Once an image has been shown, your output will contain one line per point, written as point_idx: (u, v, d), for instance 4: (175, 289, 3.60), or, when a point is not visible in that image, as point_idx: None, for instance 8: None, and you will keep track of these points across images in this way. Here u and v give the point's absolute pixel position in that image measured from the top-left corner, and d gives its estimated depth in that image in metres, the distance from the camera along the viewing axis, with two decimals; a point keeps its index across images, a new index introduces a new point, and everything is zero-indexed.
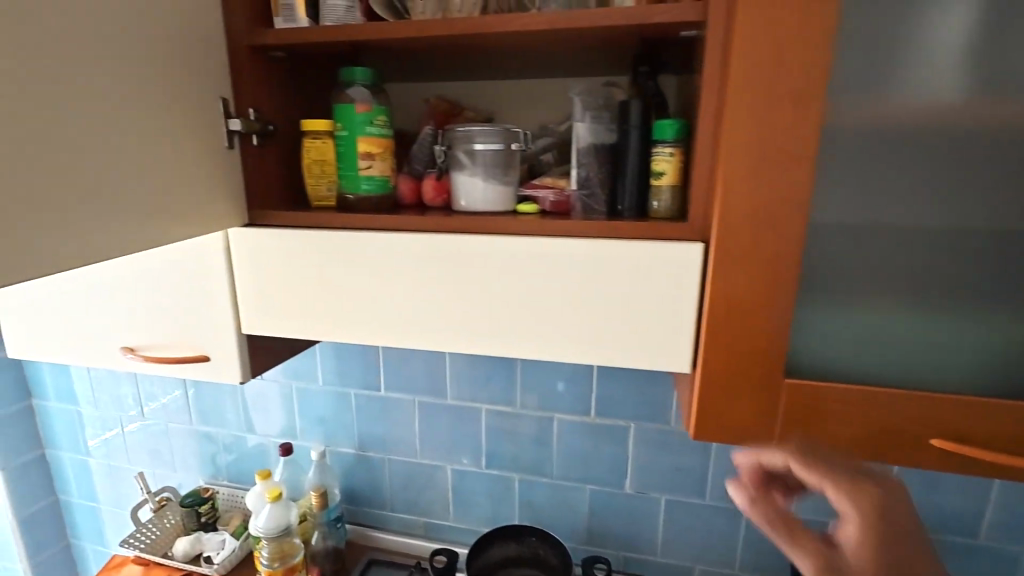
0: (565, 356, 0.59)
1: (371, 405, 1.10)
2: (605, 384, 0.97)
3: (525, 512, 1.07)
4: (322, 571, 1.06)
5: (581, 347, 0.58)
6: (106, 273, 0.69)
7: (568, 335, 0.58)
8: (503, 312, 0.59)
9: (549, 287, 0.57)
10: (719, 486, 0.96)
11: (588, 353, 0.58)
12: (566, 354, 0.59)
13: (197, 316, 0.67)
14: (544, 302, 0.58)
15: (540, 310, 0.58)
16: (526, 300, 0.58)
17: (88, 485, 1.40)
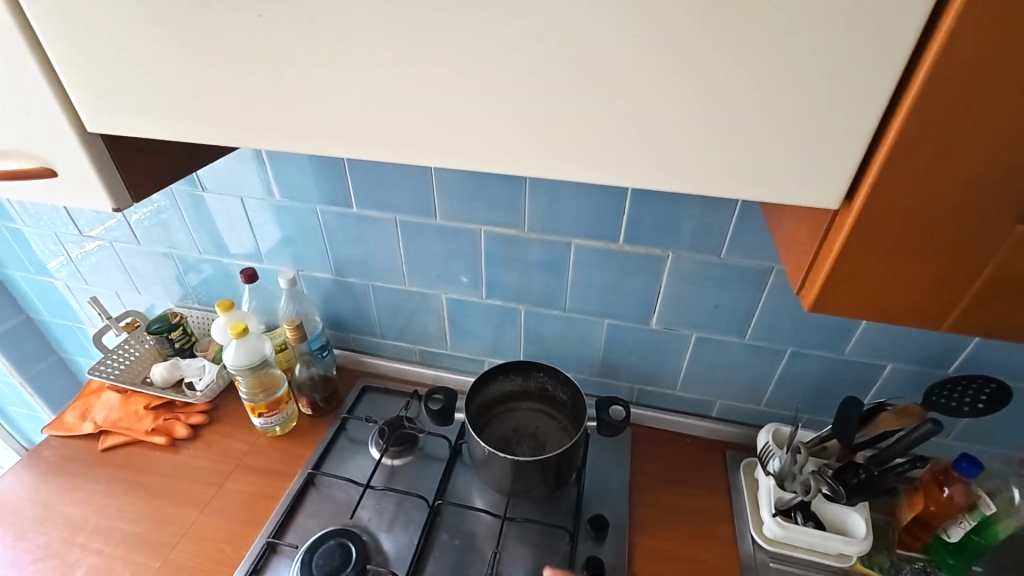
0: (610, 171, 0.39)
1: (343, 225, 0.89)
2: (641, 204, 0.74)
3: (533, 344, 0.95)
4: (312, 401, 0.96)
5: (636, 156, 0.38)
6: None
7: (619, 138, 0.37)
8: (511, 94, 0.37)
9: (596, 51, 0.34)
10: (766, 325, 0.80)
11: (646, 167, 0.38)
12: (614, 167, 0.38)
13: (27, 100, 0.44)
14: (583, 79, 0.35)
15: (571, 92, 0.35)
16: (552, 74, 0.35)
17: (55, 304, 1.29)
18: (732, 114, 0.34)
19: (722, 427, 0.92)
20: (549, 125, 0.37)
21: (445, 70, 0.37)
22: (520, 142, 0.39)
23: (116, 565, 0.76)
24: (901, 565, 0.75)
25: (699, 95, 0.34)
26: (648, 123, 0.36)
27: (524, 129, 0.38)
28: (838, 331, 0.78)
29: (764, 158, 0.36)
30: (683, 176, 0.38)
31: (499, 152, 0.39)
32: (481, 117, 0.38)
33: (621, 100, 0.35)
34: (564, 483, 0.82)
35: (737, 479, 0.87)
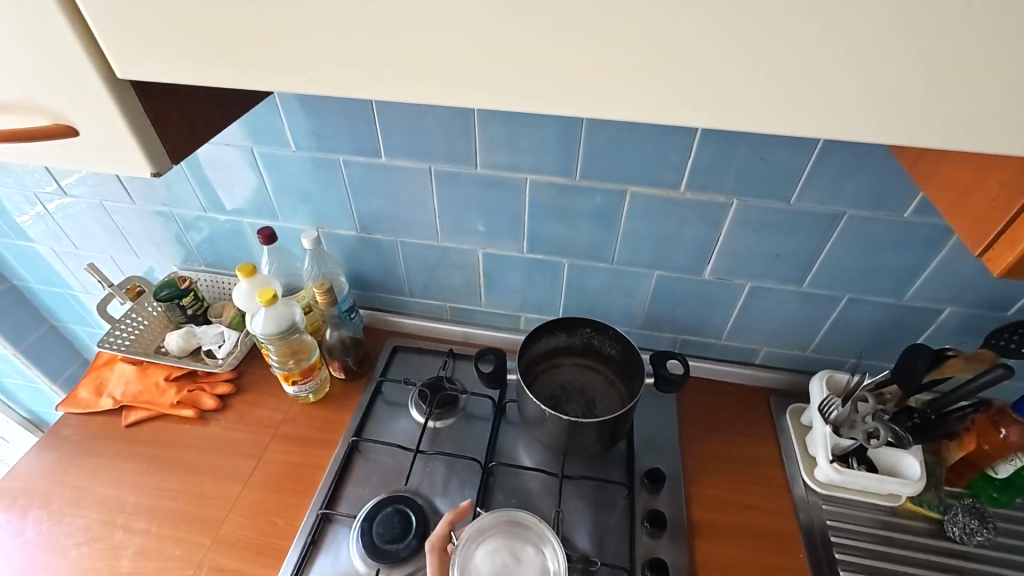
0: (788, 117, 0.31)
1: (370, 177, 0.81)
2: (708, 148, 0.68)
3: (575, 298, 0.91)
4: (344, 365, 0.91)
5: (831, 98, 0.30)
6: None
7: (813, 75, 0.29)
8: (672, 21, 0.28)
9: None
10: (827, 272, 0.77)
11: (840, 111, 0.30)
12: (794, 113, 0.31)
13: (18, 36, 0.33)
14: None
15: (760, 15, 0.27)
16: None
17: (41, 271, 1.19)
18: (985, 40, 0.26)
19: (766, 374, 0.92)
20: (716, 61, 0.29)
21: None
22: (672, 84, 0.31)
23: (166, 543, 0.73)
24: (948, 501, 0.78)
25: (941, 15, 0.26)
26: (857, 56, 0.28)
27: (681, 67, 0.30)
28: (902, 277, 0.75)
29: (1005, 99, 0.28)
30: (883, 124, 0.30)
31: (643, 97, 0.31)
32: (626, 54, 0.30)
33: (829, 24, 0.27)
34: (619, 439, 0.80)
35: (784, 425, 0.88)
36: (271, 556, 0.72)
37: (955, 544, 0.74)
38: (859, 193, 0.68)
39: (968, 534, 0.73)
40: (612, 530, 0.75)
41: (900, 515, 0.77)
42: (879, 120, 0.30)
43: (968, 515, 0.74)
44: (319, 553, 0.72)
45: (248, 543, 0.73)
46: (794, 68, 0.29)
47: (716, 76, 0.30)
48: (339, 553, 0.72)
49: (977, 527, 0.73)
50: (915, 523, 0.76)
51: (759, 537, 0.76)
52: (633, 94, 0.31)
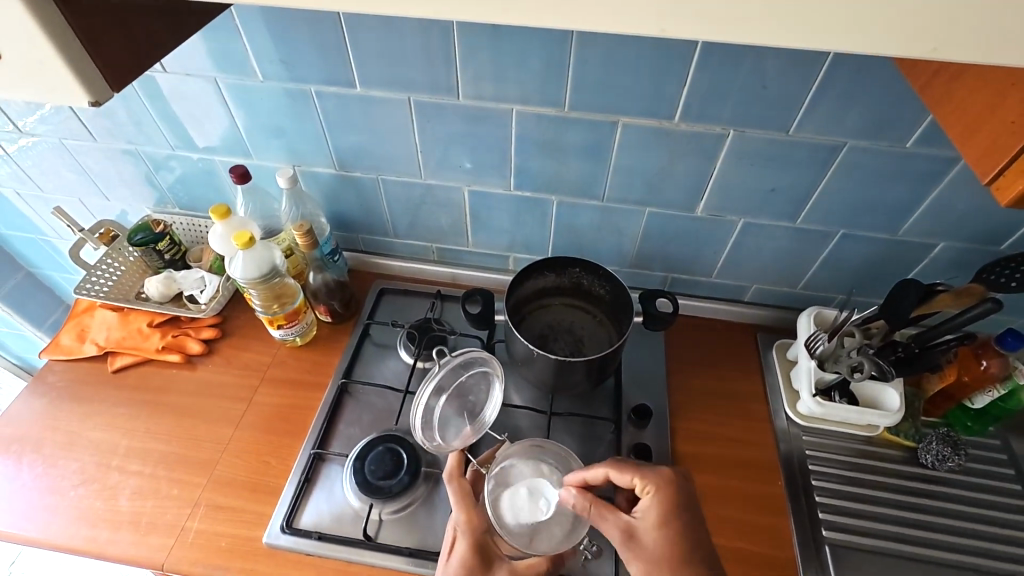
0: (810, 28, 0.26)
1: (345, 110, 0.76)
2: (705, 75, 0.63)
3: (564, 237, 0.88)
4: (330, 309, 0.90)
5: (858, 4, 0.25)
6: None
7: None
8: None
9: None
10: (822, 208, 0.75)
11: (867, 23, 0.26)
12: (818, 23, 0.26)
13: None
14: None
15: None
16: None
17: (10, 216, 1.14)
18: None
19: (755, 311, 0.92)
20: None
21: None
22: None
23: (162, 483, 0.75)
24: (924, 430, 0.80)
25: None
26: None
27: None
28: (899, 210, 0.73)
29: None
30: (920, 35, 0.26)
31: (636, 12, 0.27)
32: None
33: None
34: (607, 377, 0.81)
35: (770, 360, 0.89)
36: (266, 493, 0.74)
37: (927, 470, 0.77)
38: (863, 122, 0.64)
39: (939, 460, 0.76)
40: (599, 463, 0.77)
41: (877, 444, 0.80)
42: (892, 24, 0.26)
43: (941, 443, 0.76)
44: (314, 490, 0.74)
45: (243, 481, 0.75)
46: None
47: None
48: (334, 489, 0.74)
49: (950, 454, 0.75)
50: (891, 452, 0.79)
51: (740, 467, 0.78)
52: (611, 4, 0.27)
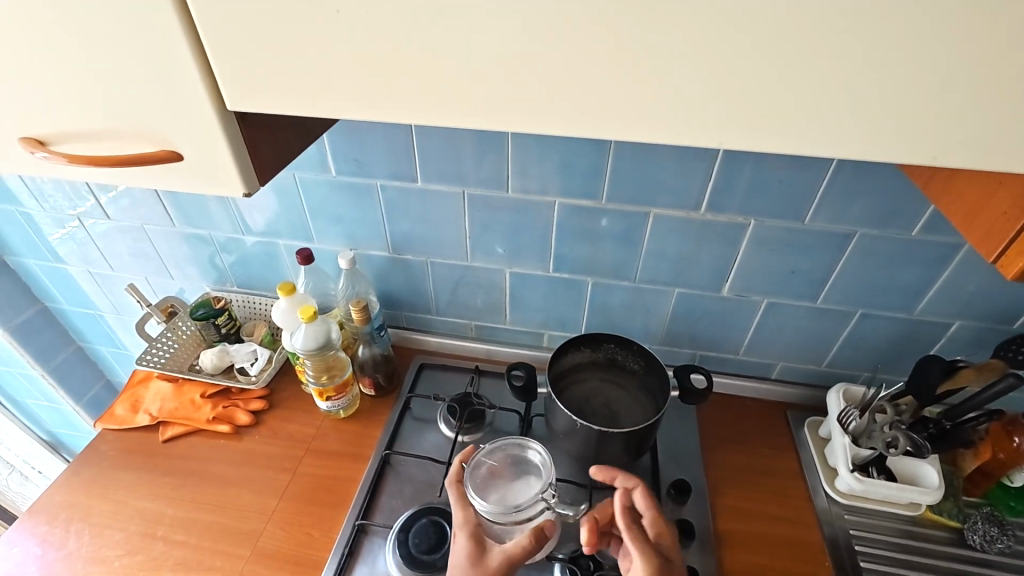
0: (838, 138, 0.34)
1: (405, 201, 0.86)
2: (727, 171, 0.72)
3: (597, 315, 0.94)
4: (375, 382, 0.94)
5: (868, 125, 0.33)
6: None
7: (863, 98, 0.32)
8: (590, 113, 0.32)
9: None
10: (840, 289, 0.81)
11: (873, 139, 0.34)
12: (844, 135, 0.34)
13: (134, 75, 0.38)
14: (797, 36, 0.31)
15: (780, 58, 0.32)
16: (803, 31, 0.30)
17: (74, 292, 1.22)
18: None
19: (782, 388, 0.94)
20: (774, 94, 0.33)
21: (638, 30, 0.32)
22: (737, 116, 0.34)
23: (205, 555, 0.75)
24: (967, 510, 0.79)
25: (981, 48, 0.30)
26: (889, 92, 0.32)
27: (746, 101, 0.33)
28: (913, 292, 0.79)
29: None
30: (935, 141, 0.33)
31: (709, 123, 0.35)
32: (693, 90, 0.34)
33: (886, 53, 0.31)
34: (645, 451, 0.82)
35: (803, 438, 0.90)
36: (308, 567, 0.74)
37: (975, 551, 0.76)
38: (871, 213, 0.72)
39: (988, 541, 0.75)
40: None
41: (921, 524, 0.79)
42: (896, 138, 0.34)
43: (987, 523, 0.75)
44: (357, 563, 0.74)
45: (286, 554, 0.75)
46: (813, 100, 0.33)
47: (761, 113, 0.34)
48: (376, 563, 0.74)
49: (997, 535, 0.75)
50: (936, 532, 0.78)
51: (785, 546, 0.78)
52: (674, 123, 0.35)
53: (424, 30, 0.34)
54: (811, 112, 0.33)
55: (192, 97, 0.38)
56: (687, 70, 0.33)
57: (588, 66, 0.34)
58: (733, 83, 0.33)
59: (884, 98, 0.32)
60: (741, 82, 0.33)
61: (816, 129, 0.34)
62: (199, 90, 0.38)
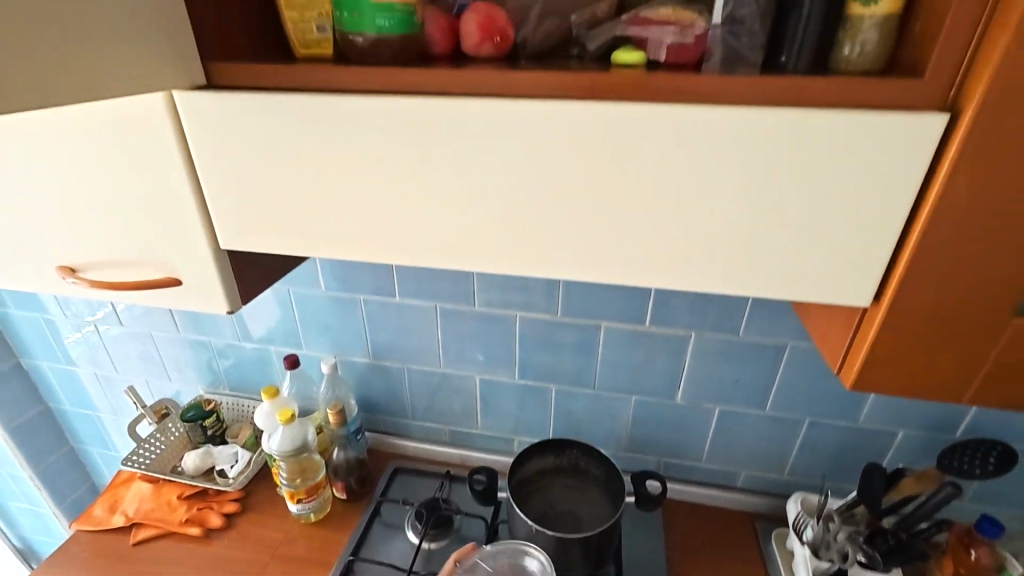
0: (696, 278, 0.42)
1: (385, 313, 0.96)
2: (664, 289, 0.82)
3: (562, 420, 0.99)
4: (347, 486, 0.97)
5: (716, 268, 0.41)
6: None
7: (706, 248, 0.40)
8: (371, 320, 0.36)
9: (684, 172, 0.38)
10: (784, 397, 0.86)
11: (724, 279, 0.41)
12: (700, 275, 0.41)
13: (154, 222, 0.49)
14: (644, 204, 0.40)
15: (635, 218, 0.40)
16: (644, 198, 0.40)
17: (77, 394, 1.30)
18: (822, 221, 0.38)
19: (748, 498, 0.95)
20: (636, 244, 0.41)
21: (526, 197, 0.41)
22: (607, 258, 0.42)
23: None
24: None
25: (784, 213, 0.38)
26: (725, 244, 0.40)
27: (616, 249, 0.42)
28: (853, 400, 0.84)
29: (844, 262, 0.39)
30: (765, 279, 0.40)
31: (586, 265, 0.43)
32: (572, 240, 0.42)
33: (714, 216, 0.39)
34: (606, 561, 0.82)
35: (771, 551, 0.89)
36: None
37: None
38: (797, 327, 0.80)
39: None
40: None
41: None
42: (741, 279, 0.41)
43: None
44: None
45: None
46: (666, 248, 0.41)
47: (630, 258, 0.42)
48: None
49: None
50: None
51: None
52: (562, 265, 0.44)
53: (369, 194, 0.44)
54: (667, 257, 0.41)
55: (194, 239, 0.49)
56: (566, 225, 0.42)
57: (492, 222, 0.43)
58: (603, 235, 0.42)
59: (721, 248, 0.40)
60: (608, 234, 0.41)
61: (674, 271, 0.42)
62: (201, 234, 0.48)
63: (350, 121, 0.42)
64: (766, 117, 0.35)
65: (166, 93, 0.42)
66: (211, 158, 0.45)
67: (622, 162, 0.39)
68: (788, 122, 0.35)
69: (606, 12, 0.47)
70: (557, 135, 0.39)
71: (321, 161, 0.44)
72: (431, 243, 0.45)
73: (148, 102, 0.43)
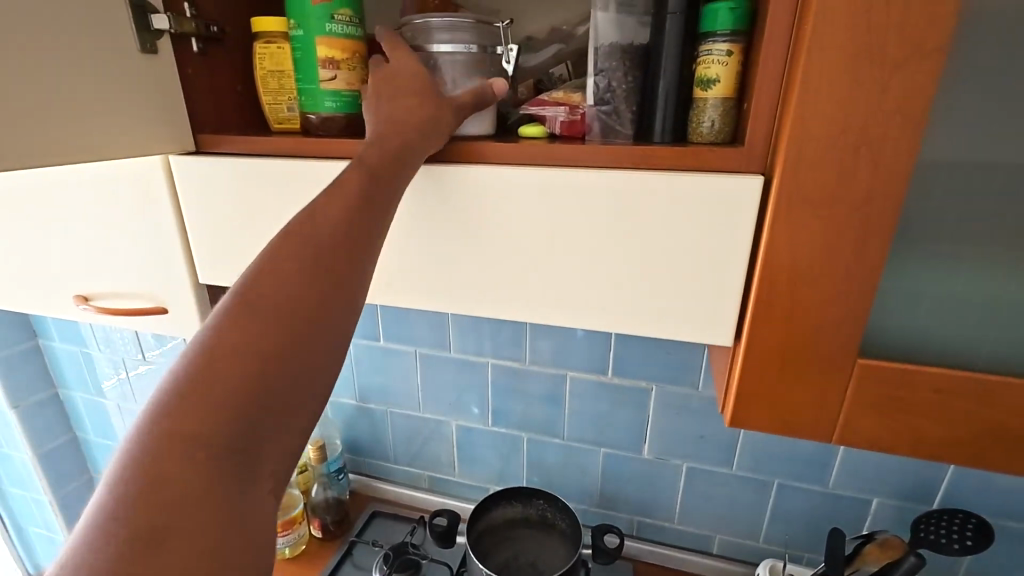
0: (584, 316, 0.47)
1: (371, 357, 1.03)
2: (624, 340, 0.86)
3: (535, 471, 1.00)
4: (323, 524, 1.00)
5: (600, 307, 0.47)
6: (33, 199, 0.60)
7: (589, 290, 0.46)
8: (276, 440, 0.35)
9: (564, 224, 0.45)
10: (750, 455, 0.86)
11: (607, 317, 0.47)
12: (587, 314, 0.47)
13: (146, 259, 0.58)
14: (535, 250, 0.46)
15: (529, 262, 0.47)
16: (528, 245, 0.46)
17: (102, 425, 1.41)
18: (681, 267, 0.43)
19: (724, 565, 0.92)
20: (532, 285, 0.47)
21: (439, 243, 0.49)
22: (505, 295, 0.49)
23: None
24: None
25: (648, 260, 0.44)
26: (605, 286, 0.46)
27: (517, 289, 0.48)
28: (821, 463, 0.82)
29: (704, 303, 0.44)
30: (636, 315, 0.46)
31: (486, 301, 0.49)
32: (480, 280, 0.49)
33: (592, 262, 0.45)
34: None
35: None
36: None
37: None
38: None
39: None
40: None
41: None
42: (622, 318, 0.46)
43: None
44: None
45: None
46: (557, 290, 0.47)
47: (529, 296, 0.48)
48: None
49: None
50: None
51: None
52: (473, 302, 0.50)
53: None
54: (558, 297, 0.47)
55: (178, 274, 0.58)
56: (473, 267, 0.49)
57: (415, 264, 0.50)
58: (504, 276, 0.48)
59: (602, 290, 0.46)
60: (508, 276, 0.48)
61: (566, 309, 0.47)
62: (184, 270, 0.57)
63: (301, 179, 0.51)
64: (624, 179, 0.42)
65: (165, 158, 0.53)
66: (194, 209, 0.54)
67: (514, 214, 0.46)
68: (633, 185, 0.42)
69: (525, 93, 0.54)
70: (461, 191, 0.46)
71: (274, 214, 0.52)
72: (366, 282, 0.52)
73: (149, 165, 0.53)
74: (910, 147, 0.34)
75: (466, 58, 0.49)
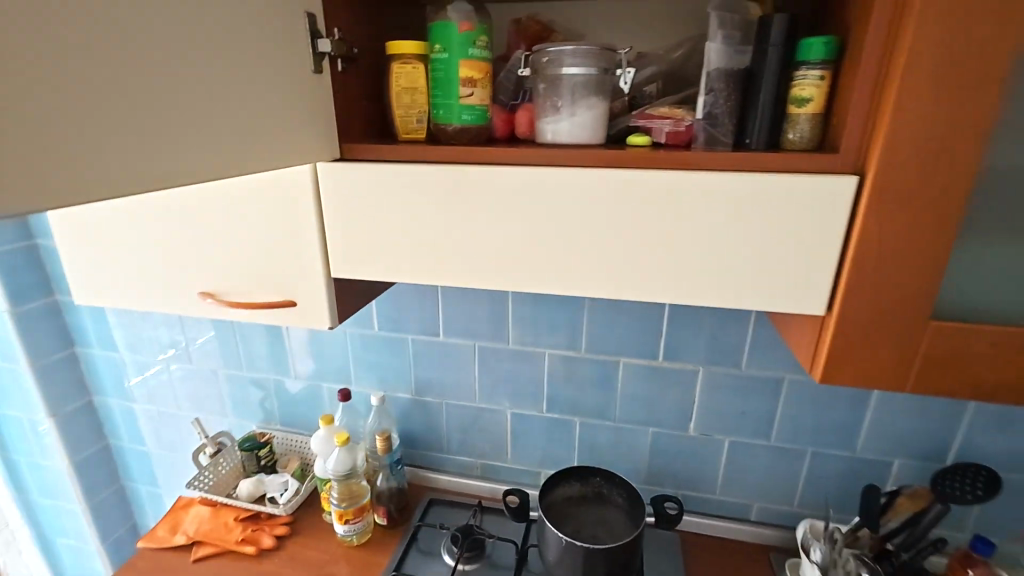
0: (697, 297, 0.55)
1: (430, 351, 1.09)
2: (674, 327, 0.95)
3: (586, 453, 1.08)
4: (388, 512, 1.06)
5: (711, 288, 0.55)
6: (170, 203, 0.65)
7: (702, 274, 0.54)
8: None
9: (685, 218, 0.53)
10: (787, 427, 0.96)
11: (717, 296, 0.55)
12: (699, 295, 0.55)
13: (283, 256, 0.64)
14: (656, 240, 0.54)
15: (651, 251, 0.54)
16: (650, 236, 0.54)
17: (136, 432, 1.41)
18: (784, 251, 0.52)
19: (762, 530, 1.02)
20: (651, 270, 0.55)
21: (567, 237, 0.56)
22: (626, 280, 0.56)
23: None
24: None
25: (757, 246, 0.52)
26: (716, 270, 0.54)
27: (636, 274, 0.56)
28: (850, 431, 0.93)
29: (802, 281, 0.52)
30: (742, 294, 0.54)
31: (609, 286, 0.57)
32: (603, 268, 0.56)
33: (707, 250, 0.53)
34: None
35: None
36: None
37: None
38: (792, 361, 0.92)
39: None
40: None
41: None
42: (730, 296, 0.55)
43: None
44: None
45: None
46: (673, 274, 0.55)
47: (647, 281, 0.56)
48: None
49: None
50: None
51: None
52: (594, 287, 0.57)
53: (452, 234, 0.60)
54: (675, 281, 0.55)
55: (312, 269, 0.64)
56: (597, 256, 0.56)
57: (542, 254, 0.57)
58: (625, 263, 0.55)
59: (714, 273, 0.54)
60: (629, 263, 0.55)
61: (680, 290, 0.55)
62: (318, 266, 0.64)
63: (442, 183, 0.58)
64: (740, 179, 0.51)
65: (314, 166, 0.59)
66: (334, 209, 0.61)
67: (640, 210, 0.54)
68: (747, 184, 0.51)
69: (622, 108, 0.63)
70: (592, 191, 0.54)
71: (414, 213, 0.59)
72: (495, 272, 0.60)
73: (297, 171, 0.60)
74: (977, 153, 0.44)
75: (591, 80, 0.57)
